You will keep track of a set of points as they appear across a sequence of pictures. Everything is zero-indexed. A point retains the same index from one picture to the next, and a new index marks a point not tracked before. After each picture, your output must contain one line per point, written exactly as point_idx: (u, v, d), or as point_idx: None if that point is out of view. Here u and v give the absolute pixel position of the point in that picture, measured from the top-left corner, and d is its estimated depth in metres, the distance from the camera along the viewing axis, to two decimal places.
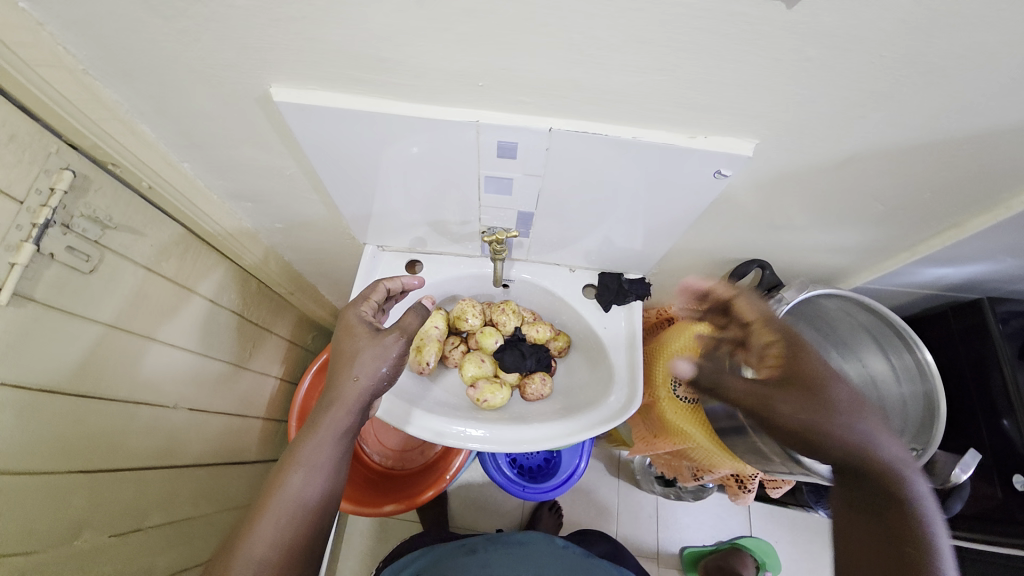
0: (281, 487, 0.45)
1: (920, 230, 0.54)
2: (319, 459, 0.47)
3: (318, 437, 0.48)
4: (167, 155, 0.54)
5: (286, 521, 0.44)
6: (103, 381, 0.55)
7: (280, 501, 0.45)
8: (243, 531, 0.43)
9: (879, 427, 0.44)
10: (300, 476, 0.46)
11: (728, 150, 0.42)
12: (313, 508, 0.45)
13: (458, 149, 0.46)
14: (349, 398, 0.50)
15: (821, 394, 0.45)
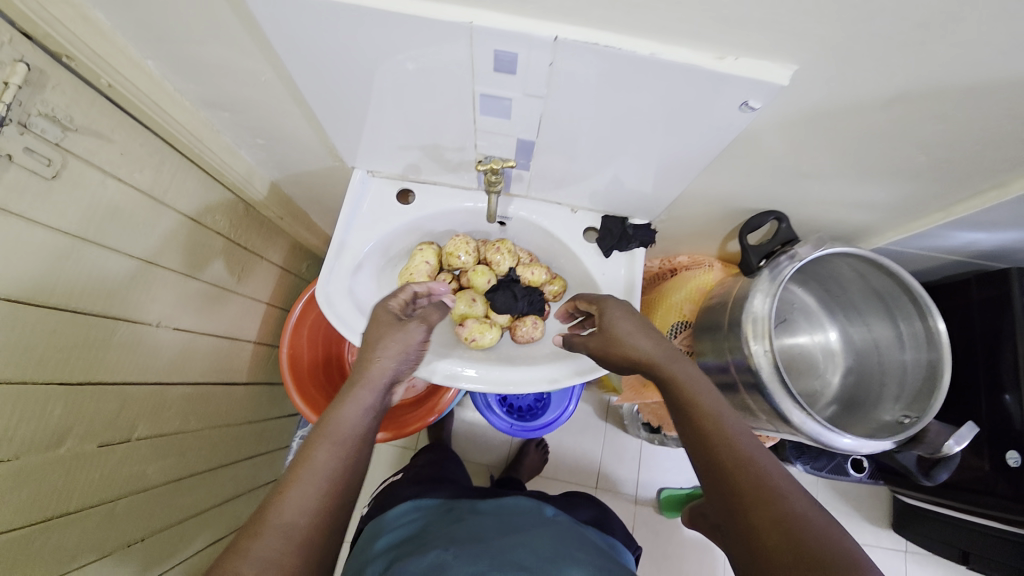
0: (307, 463, 0.40)
1: (960, 188, 0.49)
2: (345, 433, 0.42)
3: (343, 411, 0.44)
4: (128, 49, 0.48)
5: (311, 503, 0.38)
6: (77, 296, 0.53)
7: (306, 475, 0.39)
8: (259, 516, 0.37)
9: (646, 332, 0.50)
10: (325, 451, 0.41)
11: (761, 76, 0.36)
12: (339, 484, 0.40)
13: (450, 59, 0.40)
14: (375, 376, 0.47)
15: (605, 329, 0.52)
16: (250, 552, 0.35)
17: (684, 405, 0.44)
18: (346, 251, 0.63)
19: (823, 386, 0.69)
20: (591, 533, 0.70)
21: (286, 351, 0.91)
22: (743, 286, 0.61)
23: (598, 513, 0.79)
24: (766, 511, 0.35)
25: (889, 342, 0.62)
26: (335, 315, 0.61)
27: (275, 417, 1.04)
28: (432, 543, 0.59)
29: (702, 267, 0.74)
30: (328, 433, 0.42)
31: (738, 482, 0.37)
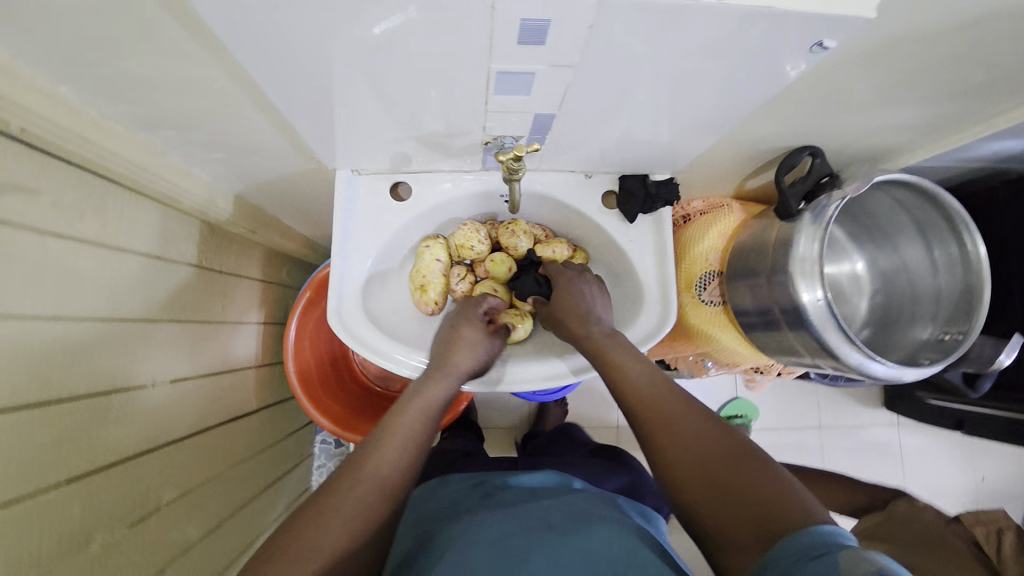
0: (397, 425, 0.43)
1: (1009, 97, 0.46)
2: (428, 408, 0.46)
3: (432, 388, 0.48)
4: (32, 78, 0.37)
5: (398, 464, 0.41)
6: (56, 382, 0.45)
7: (394, 435, 0.43)
8: (350, 463, 0.40)
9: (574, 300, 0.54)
10: (412, 418, 0.44)
11: (849, 13, 0.31)
12: (420, 449, 0.43)
13: (463, 39, 0.33)
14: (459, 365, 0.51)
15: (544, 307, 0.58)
16: (348, 491, 0.38)
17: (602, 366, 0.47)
18: (349, 270, 0.57)
19: (852, 311, 0.69)
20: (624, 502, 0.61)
21: (292, 371, 0.83)
22: (781, 231, 0.58)
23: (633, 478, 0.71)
24: (667, 439, 0.39)
25: (920, 267, 0.62)
26: (367, 349, 0.55)
27: (293, 431, 0.99)
28: (462, 512, 0.54)
29: (723, 209, 0.70)
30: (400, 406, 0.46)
31: (645, 421, 0.41)
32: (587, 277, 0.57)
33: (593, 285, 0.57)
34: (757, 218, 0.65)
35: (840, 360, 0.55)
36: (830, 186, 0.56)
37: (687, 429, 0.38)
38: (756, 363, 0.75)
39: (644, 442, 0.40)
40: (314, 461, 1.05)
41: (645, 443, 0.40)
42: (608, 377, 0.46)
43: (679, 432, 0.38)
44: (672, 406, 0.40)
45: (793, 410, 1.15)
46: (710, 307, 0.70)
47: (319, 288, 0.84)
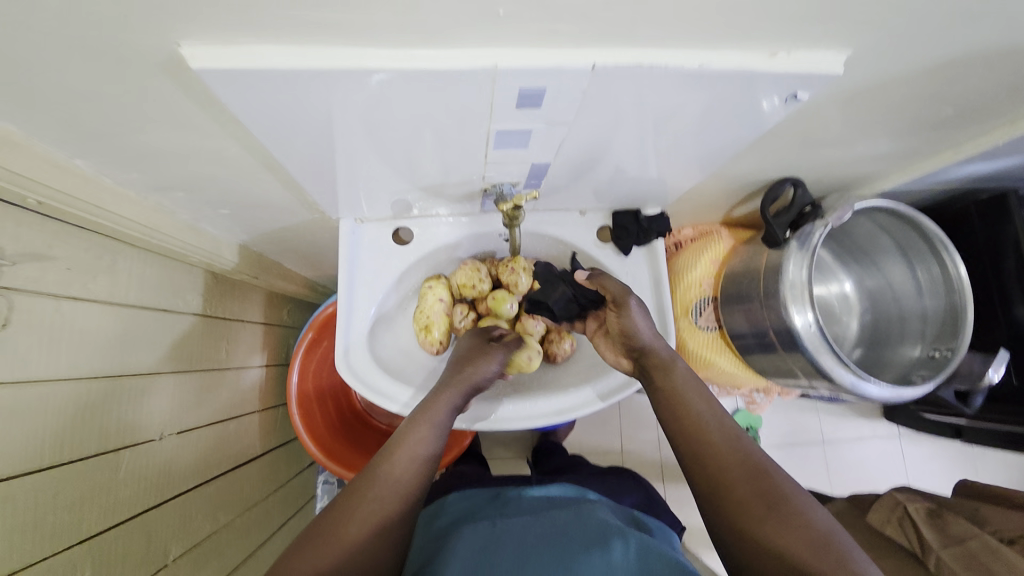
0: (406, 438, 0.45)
1: (973, 128, 0.49)
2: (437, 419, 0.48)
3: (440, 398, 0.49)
4: (49, 154, 0.38)
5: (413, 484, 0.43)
6: (66, 444, 0.45)
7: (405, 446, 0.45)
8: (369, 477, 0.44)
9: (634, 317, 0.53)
10: (421, 429, 0.46)
11: (817, 69, 0.34)
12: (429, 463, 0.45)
13: (464, 104, 0.35)
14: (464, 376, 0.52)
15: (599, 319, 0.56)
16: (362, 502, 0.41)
17: (670, 403, 0.46)
18: (354, 317, 0.58)
19: (844, 330, 0.71)
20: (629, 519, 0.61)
21: (299, 419, 0.81)
22: (770, 259, 0.60)
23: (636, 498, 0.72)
24: (742, 497, 0.39)
25: (906, 287, 0.65)
26: (379, 396, 0.56)
27: (297, 472, 0.97)
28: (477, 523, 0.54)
29: (712, 236, 0.72)
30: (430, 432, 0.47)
31: (722, 473, 0.41)
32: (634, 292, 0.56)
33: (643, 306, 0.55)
34: (745, 243, 0.68)
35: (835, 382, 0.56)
36: (811, 216, 0.58)
37: (769, 493, 0.39)
38: (756, 385, 0.77)
39: (712, 488, 0.41)
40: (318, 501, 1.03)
41: (713, 490, 0.41)
42: (673, 412, 0.46)
43: (754, 492, 0.39)
44: (751, 465, 0.41)
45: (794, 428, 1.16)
46: (707, 333, 0.72)
47: (321, 327, 0.83)
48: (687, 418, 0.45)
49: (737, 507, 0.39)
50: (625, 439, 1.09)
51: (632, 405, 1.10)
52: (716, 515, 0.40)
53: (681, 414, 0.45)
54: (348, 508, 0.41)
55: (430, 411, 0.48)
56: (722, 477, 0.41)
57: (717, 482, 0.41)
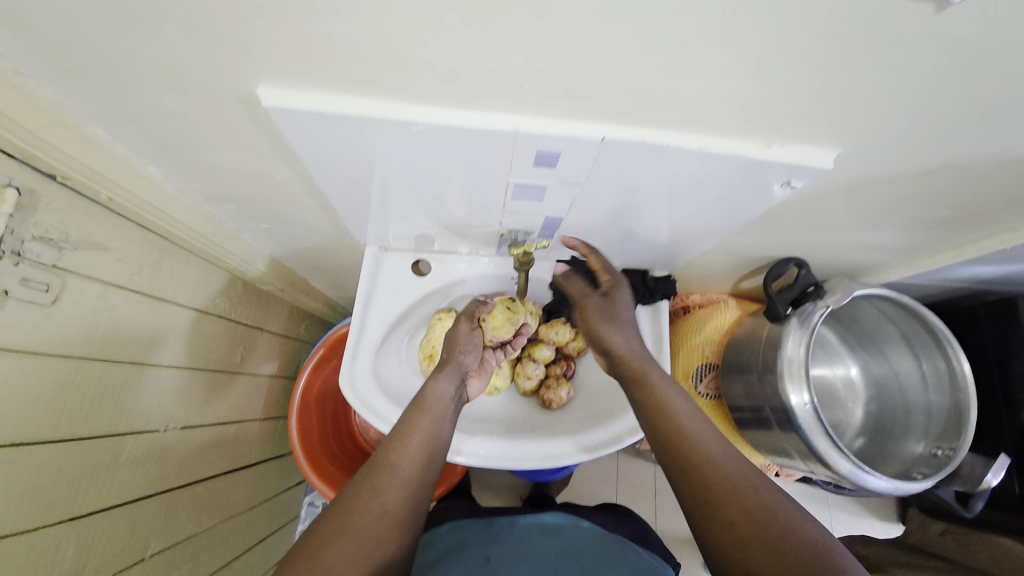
0: (415, 423, 0.49)
1: (975, 232, 0.51)
2: (443, 406, 0.53)
3: (441, 385, 0.54)
4: (126, 159, 0.44)
5: (423, 461, 0.47)
6: (80, 420, 0.49)
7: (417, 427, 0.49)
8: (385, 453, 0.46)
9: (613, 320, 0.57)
10: (427, 417, 0.50)
11: (807, 162, 0.37)
12: (434, 444, 0.49)
13: (488, 158, 0.40)
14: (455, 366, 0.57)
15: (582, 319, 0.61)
16: (378, 479, 0.44)
17: (654, 415, 0.48)
18: (364, 337, 0.62)
19: (848, 417, 0.70)
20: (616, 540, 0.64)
21: (296, 432, 0.83)
22: (771, 332, 0.61)
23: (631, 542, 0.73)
24: (728, 508, 0.39)
25: (912, 379, 0.65)
26: (374, 415, 0.59)
27: (285, 488, 0.97)
28: (475, 555, 0.57)
29: (718, 305, 0.74)
30: (438, 419, 0.51)
31: (706, 486, 0.41)
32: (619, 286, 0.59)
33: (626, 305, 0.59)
34: (750, 316, 0.69)
35: (829, 466, 0.55)
36: (815, 295, 0.59)
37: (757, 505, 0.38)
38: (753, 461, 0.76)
39: (699, 502, 0.41)
40: (299, 523, 1.02)
41: (700, 504, 0.41)
42: (657, 426, 0.47)
43: (739, 505, 0.39)
44: (738, 477, 0.41)
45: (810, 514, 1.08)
46: (707, 400, 0.73)
47: (333, 345, 0.86)
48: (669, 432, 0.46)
49: (722, 520, 0.39)
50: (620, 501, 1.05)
51: (629, 469, 1.07)
52: (706, 532, 0.40)
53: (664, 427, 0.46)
54: (369, 476, 0.44)
55: (433, 401, 0.52)
56: (708, 490, 0.41)
57: (703, 496, 0.41)
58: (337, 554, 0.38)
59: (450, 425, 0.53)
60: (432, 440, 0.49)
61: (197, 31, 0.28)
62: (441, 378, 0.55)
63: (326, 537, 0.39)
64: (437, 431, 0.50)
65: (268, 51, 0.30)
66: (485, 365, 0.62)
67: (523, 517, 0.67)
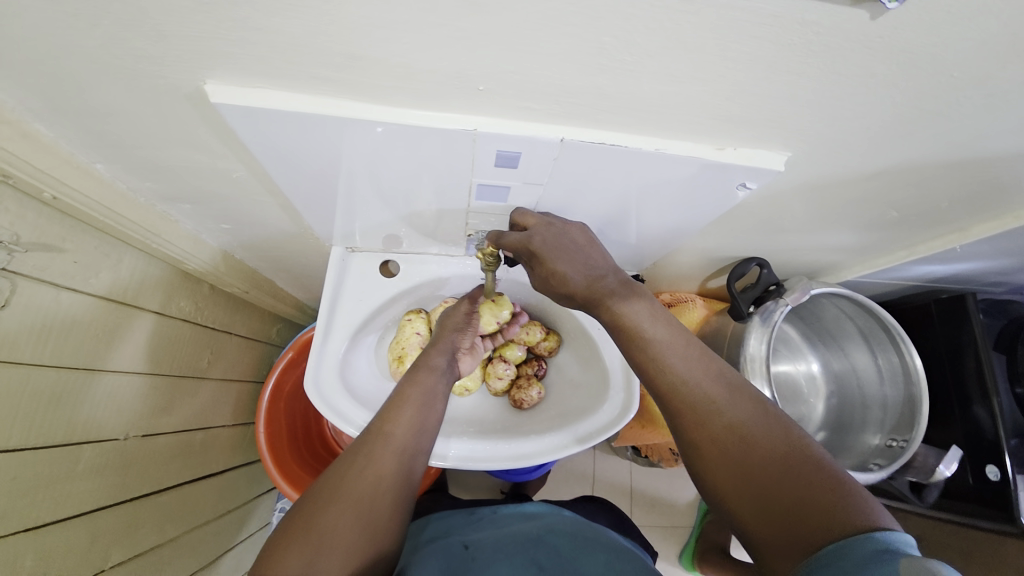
0: (405, 395, 0.48)
1: (924, 233, 0.54)
2: (437, 380, 0.52)
3: (433, 361, 0.53)
4: (72, 157, 0.42)
5: (418, 430, 0.46)
6: (37, 428, 0.47)
7: (408, 402, 0.47)
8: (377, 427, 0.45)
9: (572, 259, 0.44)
10: (418, 390, 0.49)
11: (760, 164, 0.38)
12: (430, 416, 0.48)
13: (451, 158, 0.40)
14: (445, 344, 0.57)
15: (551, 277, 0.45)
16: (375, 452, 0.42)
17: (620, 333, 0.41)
18: (331, 339, 0.61)
19: (809, 411, 0.72)
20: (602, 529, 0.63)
21: (265, 439, 0.80)
22: (736, 330, 0.63)
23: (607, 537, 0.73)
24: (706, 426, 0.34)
25: (869, 375, 0.67)
26: (341, 419, 0.58)
27: (256, 495, 0.95)
28: (453, 544, 0.55)
29: (686, 304, 0.75)
30: (431, 391, 0.50)
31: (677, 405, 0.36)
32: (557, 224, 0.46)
33: (570, 229, 0.46)
34: (717, 314, 0.70)
35: None
36: (776, 293, 0.61)
37: (733, 418, 0.34)
38: None
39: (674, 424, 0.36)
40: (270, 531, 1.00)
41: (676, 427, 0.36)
42: (637, 358, 0.39)
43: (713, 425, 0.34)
44: (711, 390, 0.35)
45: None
46: None
47: (302, 347, 0.84)
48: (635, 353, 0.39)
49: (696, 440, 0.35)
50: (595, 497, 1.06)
51: (604, 466, 1.08)
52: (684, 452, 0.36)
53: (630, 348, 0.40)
54: (363, 449, 0.42)
55: (425, 375, 0.51)
56: (682, 410, 0.36)
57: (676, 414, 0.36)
58: (332, 519, 0.37)
59: (444, 400, 0.52)
60: (426, 411, 0.48)
61: (140, 25, 0.27)
62: (435, 352, 0.55)
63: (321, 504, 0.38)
64: (430, 402, 0.49)
65: (217, 47, 0.29)
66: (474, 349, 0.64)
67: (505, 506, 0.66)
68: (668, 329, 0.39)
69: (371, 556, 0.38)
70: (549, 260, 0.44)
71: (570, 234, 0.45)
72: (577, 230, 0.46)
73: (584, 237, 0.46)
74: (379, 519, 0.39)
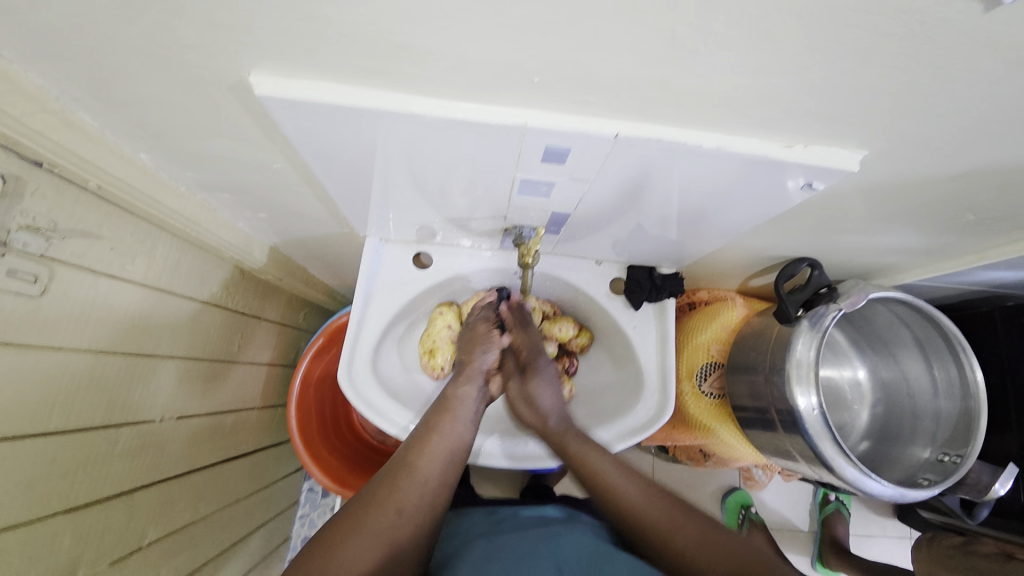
0: (437, 430, 0.51)
1: (999, 238, 0.49)
2: (467, 413, 0.54)
3: (466, 389, 0.56)
4: (116, 146, 0.42)
5: (443, 462, 0.49)
6: (76, 411, 0.48)
7: (438, 436, 0.50)
8: (408, 458, 0.48)
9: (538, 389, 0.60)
10: (449, 423, 0.52)
11: (830, 164, 0.35)
12: (459, 451, 0.51)
13: (496, 152, 0.38)
14: (476, 371, 0.58)
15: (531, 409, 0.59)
16: (401, 482, 0.45)
17: (580, 469, 0.55)
18: (363, 331, 0.61)
19: (852, 419, 0.69)
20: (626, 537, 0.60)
21: (295, 422, 0.82)
22: (781, 333, 0.60)
23: None
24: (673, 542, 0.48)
25: (922, 385, 0.64)
26: (372, 410, 0.58)
27: (285, 475, 0.97)
28: (474, 547, 0.53)
29: (725, 302, 0.73)
30: (461, 422, 0.52)
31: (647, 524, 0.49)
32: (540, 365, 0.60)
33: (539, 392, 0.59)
34: (758, 314, 0.67)
35: (834, 472, 0.54)
36: (827, 297, 0.58)
37: (687, 530, 0.48)
38: (755, 460, 0.75)
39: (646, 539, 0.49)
40: (298, 509, 1.02)
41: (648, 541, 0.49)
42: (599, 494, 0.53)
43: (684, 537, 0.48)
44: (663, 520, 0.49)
45: (865, 520, 1.00)
46: (710, 400, 0.71)
47: (332, 334, 0.85)
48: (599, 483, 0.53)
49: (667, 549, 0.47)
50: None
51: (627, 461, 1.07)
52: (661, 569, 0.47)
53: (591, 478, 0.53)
54: (390, 474, 0.46)
55: (455, 408, 0.53)
56: (652, 530, 0.49)
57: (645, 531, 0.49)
58: (352, 552, 0.40)
59: (473, 427, 0.54)
60: (454, 444, 0.51)
61: (182, 14, 0.26)
62: (463, 380, 0.57)
63: (346, 528, 0.42)
64: (457, 434, 0.51)
65: (260, 37, 0.28)
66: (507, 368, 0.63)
67: (528, 507, 0.65)
68: (608, 461, 0.54)
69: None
70: (518, 403, 0.60)
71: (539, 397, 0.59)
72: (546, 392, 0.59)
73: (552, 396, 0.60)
74: (397, 553, 0.42)
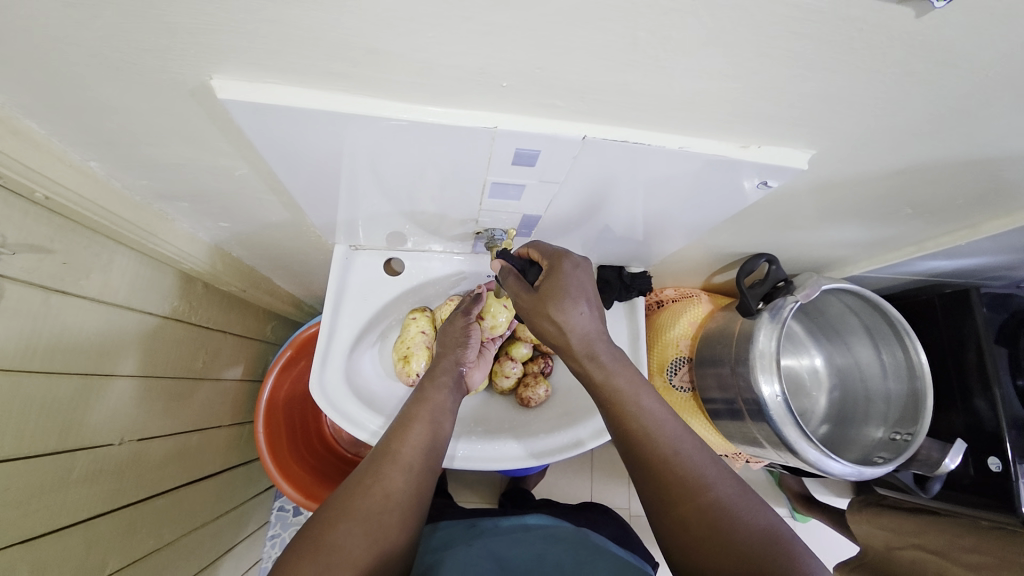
0: (416, 418, 0.51)
1: (934, 229, 0.54)
2: (444, 402, 0.54)
3: (439, 380, 0.56)
4: (65, 154, 0.40)
5: (425, 447, 0.49)
6: (28, 436, 0.45)
7: (415, 427, 0.50)
8: (388, 448, 0.47)
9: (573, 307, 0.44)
10: (427, 413, 0.52)
11: (782, 163, 0.38)
12: (440, 442, 0.51)
13: (467, 156, 0.38)
14: (448, 366, 0.58)
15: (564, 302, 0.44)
16: (383, 472, 0.45)
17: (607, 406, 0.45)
18: (336, 338, 0.60)
19: (813, 405, 0.72)
20: (602, 538, 0.62)
21: (263, 439, 0.78)
22: (744, 326, 0.62)
23: (615, 531, 0.73)
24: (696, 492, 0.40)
25: (873, 369, 0.68)
26: (345, 418, 0.57)
27: (255, 495, 0.94)
28: (459, 552, 0.54)
29: (692, 299, 0.75)
30: (439, 407, 0.53)
31: (666, 485, 0.41)
32: (573, 259, 0.46)
33: (580, 268, 0.45)
34: (722, 309, 0.70)
35: (801, 456, 0.57)
36: (785, 290, 0.61)
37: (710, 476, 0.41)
38: (726, 450, 0.78)
39: (661, 496, 0.41)
40: (269, 530, 0.98)
41: (662, 501, 0.41)
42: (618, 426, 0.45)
43: (693, 503, 0.40)
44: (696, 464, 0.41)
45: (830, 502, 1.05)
46: (681, 394, 0.74)
47: (301, 346, 0.83)
48: (634, 432, 0.43)
49: (683, 516, 0.40)
50: (595, 488, 1.06)
51: (602, 460, 1.08)
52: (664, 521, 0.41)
53: (625, 425, 0.44)
54: (373, 465, 0.46)
55: (434, 399, 0.54)
56: (668, 482, 0.41)
57: (663, 492, 0.41)
58: (343, 536, 0.40)
59: (453, 416, 0.54)
60: (435, 428, 0.51)
61: (141, 17, 0.26)
62: (440, 370, 0.57)
63: (332, 517, 0.41)
64: (439, 419, 0.52)
65: (225, 39, 0.27)
66: (482, 356, 0.64)
67: (513, 514, 0.66)
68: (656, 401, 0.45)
69: (380, 564, 0.40)
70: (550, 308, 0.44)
71: (579, 278, 0.45)
72: (586, 272, 0.46)
73: (591, 283, 0.46)
74: (385, 537, 0.42)
